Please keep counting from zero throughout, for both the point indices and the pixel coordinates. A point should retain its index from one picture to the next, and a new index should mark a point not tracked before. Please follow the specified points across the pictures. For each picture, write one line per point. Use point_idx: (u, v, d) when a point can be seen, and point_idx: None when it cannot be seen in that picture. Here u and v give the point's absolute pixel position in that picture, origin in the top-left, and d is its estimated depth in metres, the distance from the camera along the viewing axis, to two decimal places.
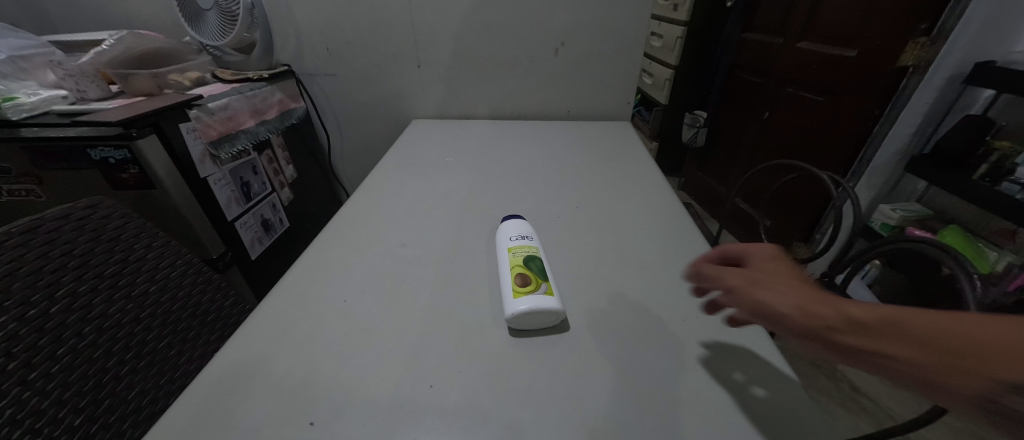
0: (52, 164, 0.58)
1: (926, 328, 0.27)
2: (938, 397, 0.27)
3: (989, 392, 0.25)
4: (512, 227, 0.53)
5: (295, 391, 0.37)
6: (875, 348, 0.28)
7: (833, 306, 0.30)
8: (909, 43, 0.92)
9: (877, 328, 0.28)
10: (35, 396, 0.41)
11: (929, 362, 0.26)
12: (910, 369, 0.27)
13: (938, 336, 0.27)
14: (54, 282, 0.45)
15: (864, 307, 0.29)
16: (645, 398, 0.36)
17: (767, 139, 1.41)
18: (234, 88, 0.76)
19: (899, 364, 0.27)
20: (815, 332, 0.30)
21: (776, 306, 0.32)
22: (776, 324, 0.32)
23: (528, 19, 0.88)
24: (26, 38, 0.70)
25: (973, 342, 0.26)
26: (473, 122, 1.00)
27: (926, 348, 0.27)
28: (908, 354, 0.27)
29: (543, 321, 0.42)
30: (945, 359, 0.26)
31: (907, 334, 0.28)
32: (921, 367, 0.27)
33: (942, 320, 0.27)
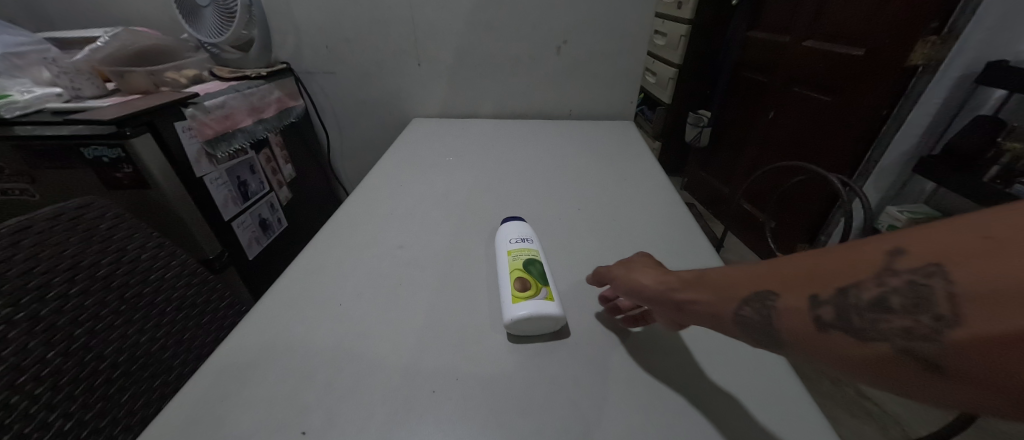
0: (44, 163, 0.58)
1: (712, 275, 0.34)
2: (724, 328, 0.32)
3: (740, 310, 0.30)
4: (511, 230, 0.52)
5: (287, 398, 0.36)
6: (681, 298, 0.35)
7: (666, 275, 0.38)
8: (918, 42, 0.90)
9: (683, 281, 0.35)
10: (24, 400, 0.39)
11: (708, 298, 0.33)
12: (703, 307, 0.33)
13: (715, 277, 0.34)
14: (44, 283, 0.44)
15: (681, 273, 0.37)
16: (647, 408, 0.35)
17: (772, 139, 1.39)
18: (231, 86, 0.75)
19: (694, 306, 0.34)
20: (651, 294, 0.37)
21: (631, 278, 0.40)
22: (630, 294, 0.39)
23: (530, 16, 0.86)
24: (21, 35, 0.69)
25: (733, 277, 0.32)
26: (474, 121, 0.99)
27: (711, 289, 0.33)
28: (698, 294, 0.34)
29: (542, 327, 0.41)
30: (717, 291, 0.32)
31: (700, 281, 0.34)
32: (705, 303, 0.33)
33: (724, 267, 0.34)
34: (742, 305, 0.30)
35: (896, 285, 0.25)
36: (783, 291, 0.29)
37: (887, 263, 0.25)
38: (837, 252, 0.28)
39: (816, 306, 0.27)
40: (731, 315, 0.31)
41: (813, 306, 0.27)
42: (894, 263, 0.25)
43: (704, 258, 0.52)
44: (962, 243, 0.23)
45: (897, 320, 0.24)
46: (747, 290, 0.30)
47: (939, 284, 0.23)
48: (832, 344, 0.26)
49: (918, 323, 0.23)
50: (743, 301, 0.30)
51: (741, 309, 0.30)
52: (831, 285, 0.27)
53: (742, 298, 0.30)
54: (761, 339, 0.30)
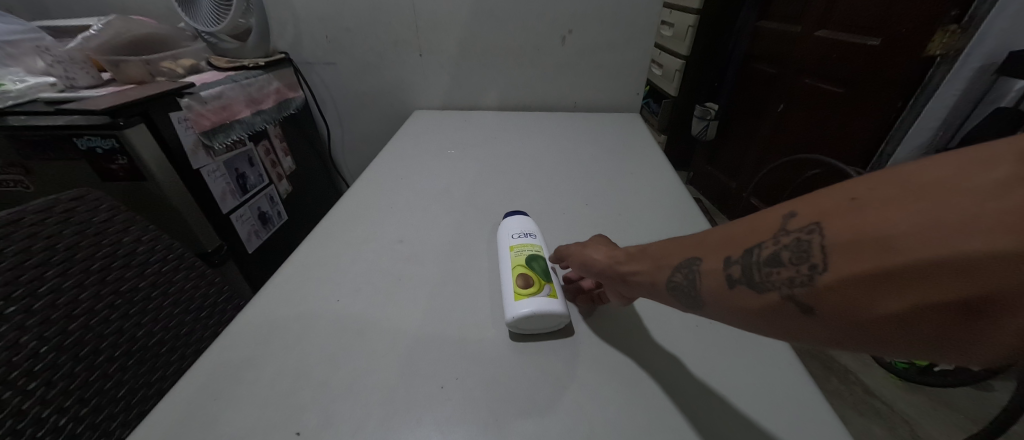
0: (38, 154, 0.57)
1: (652, 248, 0.36)
2: (659, 295, 0.34)
3: (670, 277, 0.33)
4: (513, 225, 0.50)
5: (282, 398, 0.35)
6: (627, 271, 0.37)
7: (615, 251, 0.40)
8: (938, 31, 0.87)
9: (630, 255, 0.38)
10: (15, 396, 0.38)
11: (647, 268, 0.35)
12: (644, 276, 0.35)
13: (655, 250, 0.36)
14: (37, 277, 0.42)
15: (628, 248, 0.39)
16: (654, 411, 0.34)
17: (781, 132, 1.36)
18: (228, 76, 0.74)
19: (637, 277, 0.36)
20: (601, 268, 0.40)
21: (584, 255, 0.42)
22: (584, 268, 0.42)
23: (534, 5, 0.84)
24: (14, 23, 0.68)
25: (668, 247, 0.35)
26: (477, 114, 0.97)
27: (650, 260, 0.35)
28: (640, 266, 0.36)
29: (545, 325, 0.39)
30: (654, 261, 0.35)
31: (643, 254, 0.37)
32: (645, 273, 0.35)
33: (663, 241, 0.36)
34: (673, 272, 0.33)
35: (788, 242, 0.27)
36: (704, 256, 0.31)
37: (783, 225, 0.28)
38: (750, 221, 0.31)
39: (730, 266, 0.29)
40: (663, 281, 0.33)
41: (728, 266, 0.29)
42: (788, 224, 0.28)
43: None
44: (837, 202, 0.26)
45: (786, 272, 0.27)
46: (676, 258, 0.33)
47: (817, 238, 0.26)
48: (740, 298, 0.29)
49: (799, 272, 0.26)
50: (673, 269, 0.33)
51: (672, 276, 0.33)
52: (742, 247, 0.30)
53: (673, 266, 0.33)
54: (686, 301, 0.32)
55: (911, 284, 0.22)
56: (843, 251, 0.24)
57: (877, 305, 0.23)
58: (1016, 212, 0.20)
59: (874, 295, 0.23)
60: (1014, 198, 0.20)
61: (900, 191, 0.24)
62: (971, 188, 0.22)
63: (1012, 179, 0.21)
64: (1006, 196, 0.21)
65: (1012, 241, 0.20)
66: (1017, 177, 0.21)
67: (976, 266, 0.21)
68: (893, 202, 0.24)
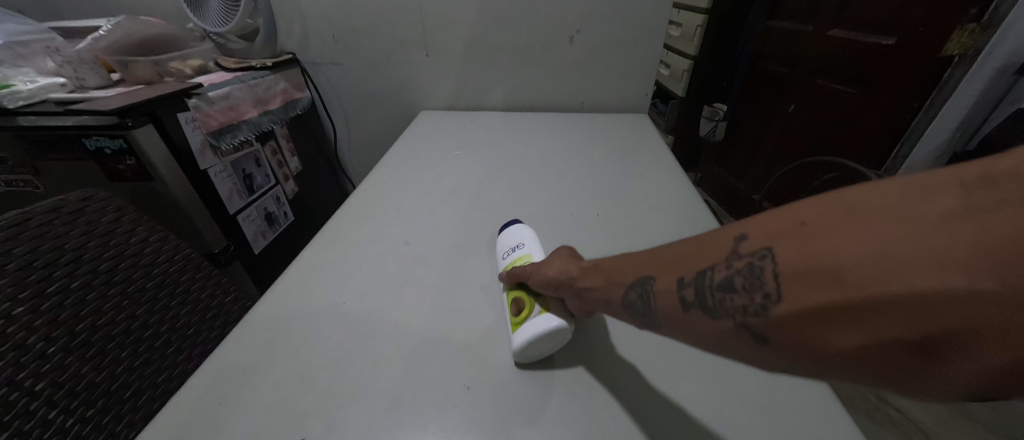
0: (47, 154, 0.57)
1: (608, 263, 0.35)
2: (615, 312, 0.33)
3: (624, 296, 0.31)
4: (502, 242, 0.48)
5: (287, 403, 0.34)
6: (582, 286, 0.35)
7: (570, 266, 0.38)
8: (955, 30, 0.85)
9: (586, 271, 0.36)
10: (24, 397, 0.37)
11: (602, 284, 0.34)
12: (599, 292, 0.34)
13: (609, 266, 0.35)
14: (45, 278, 0.42)
15: (585, 264, 0.38)
16: (664, 419, 0.33)
17: (792, 134, 1.34)
18: (237, 77, 0.74)
19: (592, 293, 0.35)
20: (558, 281, 0.38)
21: (542, 272, 0.39)
22: (543, 282, 0.39)
23: (542, 5, 0.83)
24: (26, 24, 0.68)
25: (621, 266, 0.33)
26: (486, 114, 0.97)
27: (605, 276, 0.34)
28: (595, 282, 0.35)
29: (551, 342, 0.36)
30: (609, 277, 0.34)
31: (598, 270, 0.35)
32: (600, 288, 0.34)
33: (619, 257, 0.35)
34: (628, 291, 0.31)
35: (740, 267, 0.26)
36: (658, 275, 0.30)
37: (735, 248, 0.27)
38: (704, 241, 0.29)
39: (683, 288, 0.28)
40: (617, 298, 0.32)
41: (680, 288, 0.28)
42: (740, 247, 0.26)
43: None
44: (789, 226, 0.25)
45: (739, 299, 0.25)
46: (628, 278, 0.32)
47: (768, 264, 0.24)
48: (693, 322, 0.27)
49: (752, 301, 0.24)
50: (626, 288, 0.32)
51: (625, 295, 0.31)
52: (695, 267, 0.28)
53: (627, 285, 0.32)
54: (641, 321, 0.30)
55: (864, 320, 0.20)
56: (794, 281, 0.23)
57: (831, 339, 0.21)
58: (972, 249, 0.18)
59: (827, 329, 0.21)
60: (970, 228, 0.19)
61: (854, 216, 0.22)
62: (928, 217, 0.20)
63: (962, 210, 0.19)
64: (957, 229, 0.19)
65: (970, 277, 0.18)
66: (969, 205, 0.19)
67: (937, 305, 0.19)
68: (846, 230, 0.22)
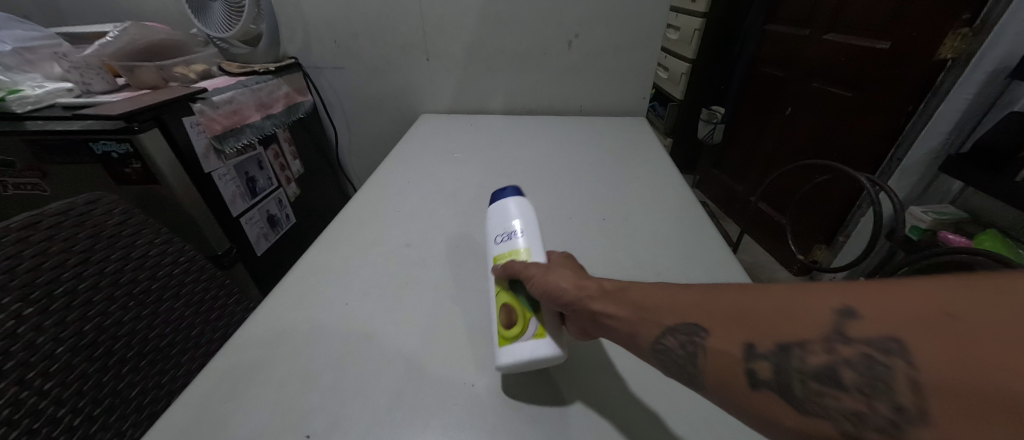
0: (54, 158, 0.58)
1: (644, 294, 0.32)
2: (637, 351, 0.31)
3: (663, 338, 0.30)
4: (502, 223, 0.45)
5: (291, 400, 0.35)
6: (602, 311, 0.33)
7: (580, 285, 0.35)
8: (949, 35, 0.87)
9: (609, 294, 0.34)
10: (32, 396, 0.38)
11: (633, 316, 0.31)
12: (628, 324, 0.32)
13: (645, 298, 0.32)
14: (53, 279, 0.43)
15: (609, 283, 0.35)
16: (658, 417, 0.34)
17: (789, 136, 1.35)
18: (240, 81, 0.75)
19: (616, 323, 0.32)
20: (566, 302, 0.35)
21: (544, 285, 0.36)
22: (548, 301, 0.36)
23: (541, 10, 0.84)
24: (33, 30, 0.70)
25: (664, 304, 0.31)
26: (485, 117, 0.98)
27: (639, 307, 0.32)
28: (623, 312, 0.32)
29: (541, 365, 0.35)
30: (648, 310, 0.31)
31: (629, 297, 0.33)
32: (627, 318, 0.32)
33: (659, 289, 0.32)
34: (671, 336, 0.29)
35: (849, 356, 0.24)
36: (720, 332, 0.28)
37: (837, 327, 0.24)
38: (790, 306, 0.27)
39: (757, 359, 0.26)
40: (650, 340, 0.30)
41: (752, 358, 0.26)
42: (846, 330, 0.24)
43: (722, 259, 0.50)
44: (912, 319, 0.23)
45: (847, 400, 0.23)
46: (677, 322, 0.29)
47: (902, 368, 0.22)
48: (770, 402, 0.25)
49: (877, 408, 0.22)
50: (669, 334, 0.29)
51: (663, 339, 0.30)
52: (776, 336, 0.26)
53: (672, 328, 0.29)
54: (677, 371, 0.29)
55: None
56: (933, 397, 0.21)
57: None
58: None
59: None
60: None
61: (1000, 328, 0.21)
62: None
63: None
64: None
65: None
66: None
67: None
68: (991, 347, 0.20)
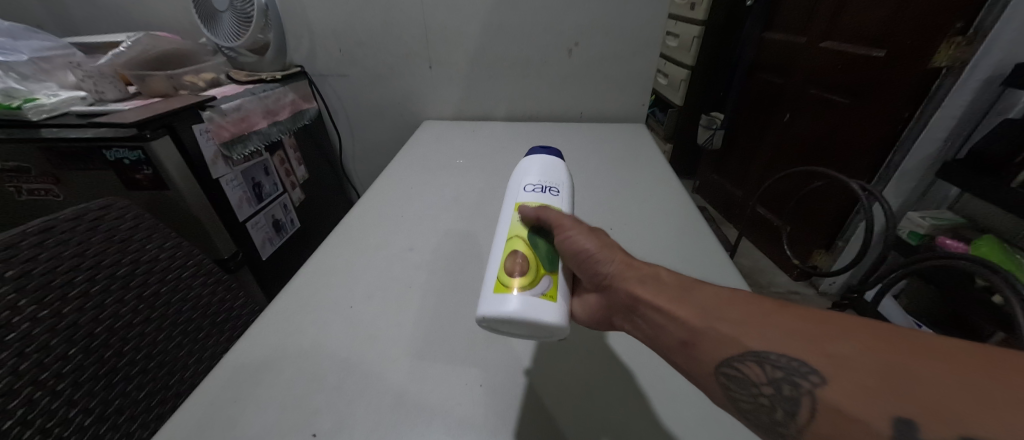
0: (69, 164, 0.60)
1: (755, 312, 0.30)
2: (694, 366, 0.31)
3: (747, 361, 0.29)
4: (538, 176, 0.48)
5: (299, 400, 0.36)
6: (668, 308, 0.33)
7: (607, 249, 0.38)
8: (942, 43, 0.88)
9: (683, 296, 0.33)
10: (46, 397, 0.39)
11: (722, 330, 0.30)
12: (702, 333, 0.31)
13: (749, 315, 0.30)
14: (67, 281, 0.44)
15: (704, 289, 0.33)
16: (654, 419, 0.35)
17: (788, 142, 1.37)
18: (248, 89, 0.77)
19: (688, 331, 0.31)
20: (583, 261, 0.38)
21: (570, 237, 0.38)
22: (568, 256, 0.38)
23: (542, 19, 0.86)
24: (48, 40, 0.72)
25: (773, 329, 0.29)
26: (487, 124, 0.99)
27: (739, 322, 0.30)
28: (703, 321, 0.31)
29: (528, 329, 0.35)
30: (748, 328, 0.30)
31: (726, 308, 0.31)
32: (709, 328, 0.31)
33: (778, 311, 0.30)
34: (763, 365, 0.28)
35: None
36: (844, 388, 0.25)
37: None
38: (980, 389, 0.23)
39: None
40: (711, 361, 0.30)
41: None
42: None
43: (719, 264, 0.51)
44: None
45: None
46: (780, 355, 0.28)
47: None
48: None
49: None
50: (757, 361, 0.28)
51: (734, 364, 0.29)
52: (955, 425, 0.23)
53: (767, 357, 0.28)
54: (730, 397, 0.29)
55: None
56: None
57: None
58: None
59: None
60: None
61: None
62: None
63: None
64: None
65: None
66: None
67: None
68: None
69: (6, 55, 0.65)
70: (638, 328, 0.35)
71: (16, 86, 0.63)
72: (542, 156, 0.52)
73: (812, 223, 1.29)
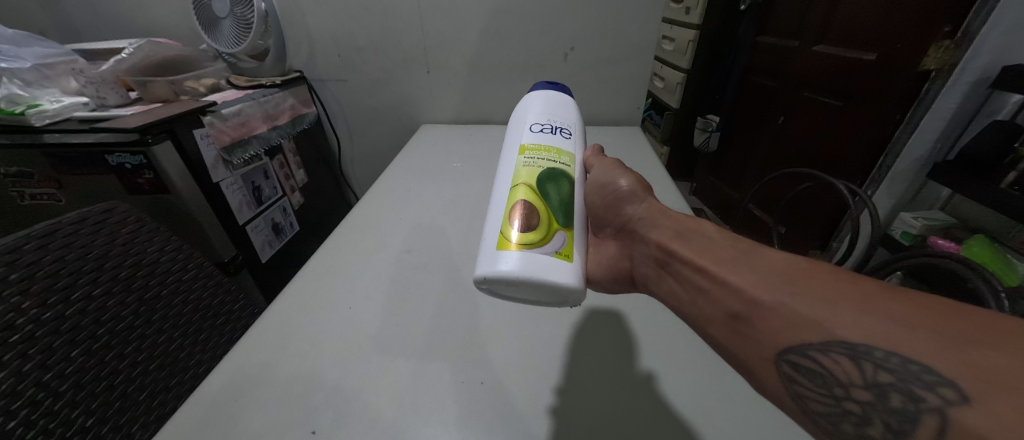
0: (72, 169, 0.61)
1: (855, 295, 0.29)
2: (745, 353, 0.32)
3: (836, 353, 0.28)
4: (540, 114, 0.48)
5: (299, 399, 0.37)
6: (721, 274, 0.34)
7: (641, 196, 0.43)
8: (931, 47, 0.90)
9: (736, 261, 0.34)
10: (49, 398, 0.39)
11: (805, 313, 0.29)
12: (772, 314, 0.31)
13: (844, 296, 0.29)
14: (70, 284, 0.44)
15: (772, 256, 0.33)
16: (649, 415, 0.36)
17: (783, 144, 1.38)
18: (248, 95, 0.78)
19: (755, 310, 0.32)
20: (608, 199, 0.44)
21: (613, 181, 0.44)
22: (593, 192, 0.45)
23: (537, 25, 0.88)
24: (51, 47, 0.73)
25: (877, 316, 0.27)
26: (483, 128, 1.01)
27: (829, 303, 0.29)
28: (769, 295, 0.31)
29: (534, 288, 0.36)
30: (839, 311, 0.28)
31: (808, 283, 0.30)
32: (786, 308, 0.30)
33: (889, 295, 0.28)
34: (863, 362, 0.27)
35: None
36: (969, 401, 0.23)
37: None
38: None
39: None
40: (776, 348, 0.30)
41: None
42: None
43: None
44: None
45: None
46: (887, 353, 0.26)
47: None
48: None
49: None
50: (851, 356, 0.27)
51: (795, 355, 0.29)
52: None
53: (867, 353, 0.27)
54: (796, 391, 0.29)
55: None
56: None
57: None
58: None
59: None
60: None
61: None
62: None
63: None
64: None
65: None
66: None
67: None
68: None
69: (9, 62, 0.66)
70: (667, 281, 0.39)
71: (19, 93, 0.64)
72: (547, 91, 0.52)
73: (807, 224, 1.30)
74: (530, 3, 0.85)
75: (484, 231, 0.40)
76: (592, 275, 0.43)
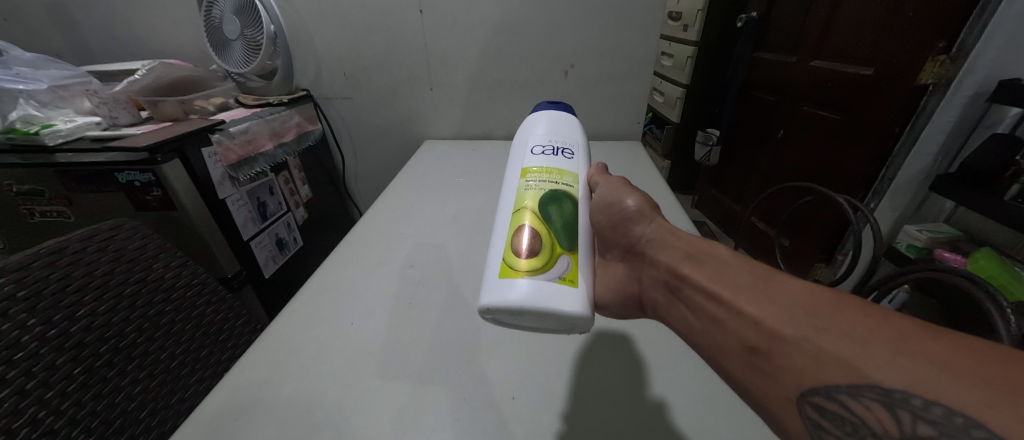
0: (83, 187, 0.62)
1: (885, 334, 0.28)
2: (761, 390, 0.32)
3: (869, 398, 0.27)
4: (543, 134, 0.49)
5: (298, 417, 0.37)
6: (737, 304, 0.34)
7: (648, 215, 0.43)
8: (928, 61, 0.91)
9: (753, 289, 0.34)
10: (49, 416, 0.38)
11: (834, 351, 0.29)
12: (795, 350, 0.30)
13: (875, 333, 0.29)
14: (76, 302, 0.44)
15: (792, 286, 0.33)
16: (649, 433, 0.36)
17: (784, 157, 1.39)
18: (255, 114, 0.80)
19: (777, 343, 0.31)
20: (614, 219, 0.44)
21: (620, 198, 0.44)
22: (600, 211, 0.45)
23: (538, 43, 0.90)
24: (67, 69, 0.76)
25: (909, 358, 0.27)
26: (485, 144, 1.02)
27: (858, 340, 0.29)
28: (790, 328, 0.31)
29: (547, 318, 0.36)
30: (868, 349, 0.28)
31: (833, 318, 0.30)
32: (811, 345, 0.30)
33: (921, 335, 0.28)
34: (898, 410, 0.27)
35: None
36: None
37: None
38: None
39: None
40: (799, 387, 0.30)
41: None
42: None
43: None
44: None
45: None
46: (926, 402, 0.26)
47: None
48: None
49: None
50: (884, 401, 0.27)
51: (818, 397, 0.29)
52: None
53: (903, 400, 0.26)
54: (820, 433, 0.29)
55: None
56: None
57: None
58: None
59: None
60: None
61: None
62: None
63: None
64: None
65: None
66: None
67: None
68: None
69: (27, 84, 0.69)
70: (677, 308, 0.38)
71: (34, 113, 0.67)
72: (552, 111, 0.52)
73: (812, 238, 1.30)
74: (532, 22, 0.87)
75: (489, 258, 0.40)
76: (601, 298, 0.43)
